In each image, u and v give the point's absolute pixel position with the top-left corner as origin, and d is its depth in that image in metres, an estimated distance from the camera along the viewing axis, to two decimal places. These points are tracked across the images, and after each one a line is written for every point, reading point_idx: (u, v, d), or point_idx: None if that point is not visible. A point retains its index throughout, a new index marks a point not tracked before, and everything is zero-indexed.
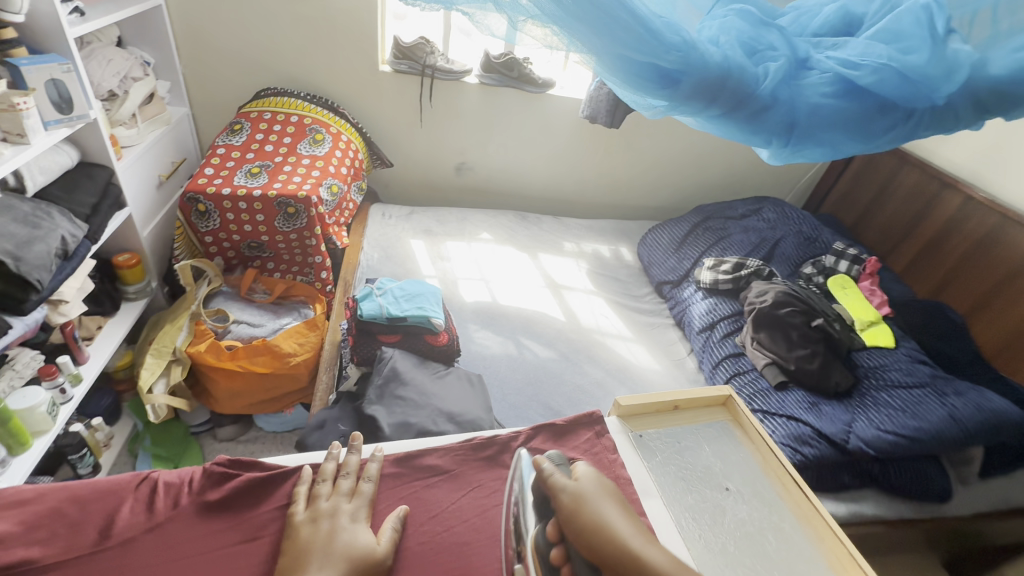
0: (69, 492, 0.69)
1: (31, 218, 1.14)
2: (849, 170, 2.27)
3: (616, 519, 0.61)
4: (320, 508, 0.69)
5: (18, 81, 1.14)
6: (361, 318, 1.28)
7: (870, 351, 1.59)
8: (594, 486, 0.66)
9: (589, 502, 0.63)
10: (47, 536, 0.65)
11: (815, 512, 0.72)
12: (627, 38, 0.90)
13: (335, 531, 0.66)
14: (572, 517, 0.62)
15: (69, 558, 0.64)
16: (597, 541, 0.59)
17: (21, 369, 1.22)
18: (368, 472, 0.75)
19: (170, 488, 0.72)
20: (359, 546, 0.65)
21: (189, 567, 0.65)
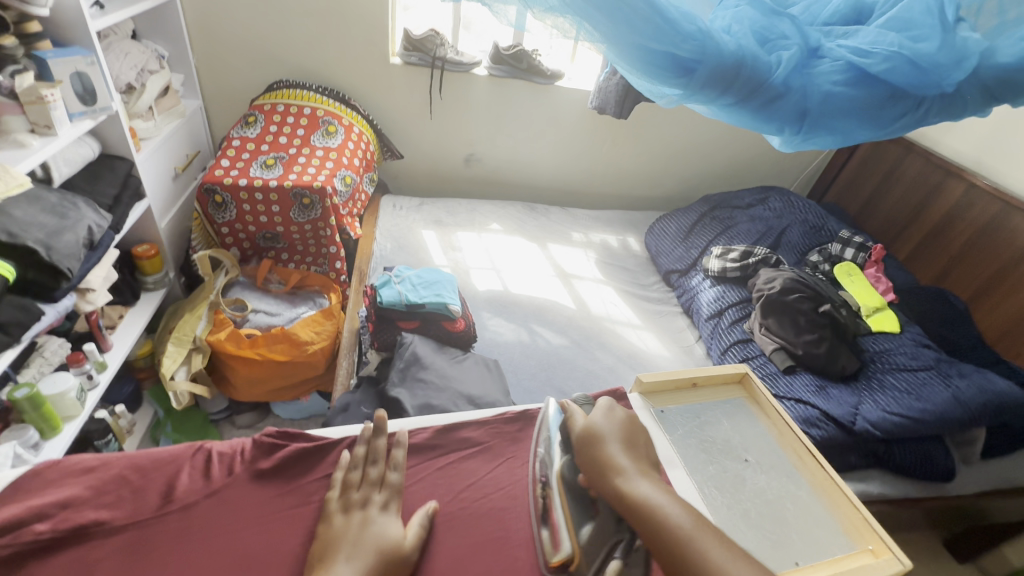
0: (131, 461, 0.73)
1: (59, 208, 1.16)
2: (853, 159, 2.30)
3: (619, 453, 0.70)
4: (351, 498, 0.70)
5: (44, 74, 1.16)
6: (381, 305, 1.32)
7: (875, 336, 1.62)
8: (611, 424, 0.74)
9: (598, 437, 0.72)
10: (114, 501, 0.68)
11: (831, 482, 0.76)
12: (643, 26, 0.92)
13: (367, 521, 0.67)
14: (580, 450, 0.72)
15: (134, 521, 0.66)
16: (599, 470, 0.68)
17: (50, 357, 1.25)
18: (396, 461, 0.75)
19: (224, 457, 0.75)
20: (388, 536, 0.66)
21: (247, 530, 0.68)
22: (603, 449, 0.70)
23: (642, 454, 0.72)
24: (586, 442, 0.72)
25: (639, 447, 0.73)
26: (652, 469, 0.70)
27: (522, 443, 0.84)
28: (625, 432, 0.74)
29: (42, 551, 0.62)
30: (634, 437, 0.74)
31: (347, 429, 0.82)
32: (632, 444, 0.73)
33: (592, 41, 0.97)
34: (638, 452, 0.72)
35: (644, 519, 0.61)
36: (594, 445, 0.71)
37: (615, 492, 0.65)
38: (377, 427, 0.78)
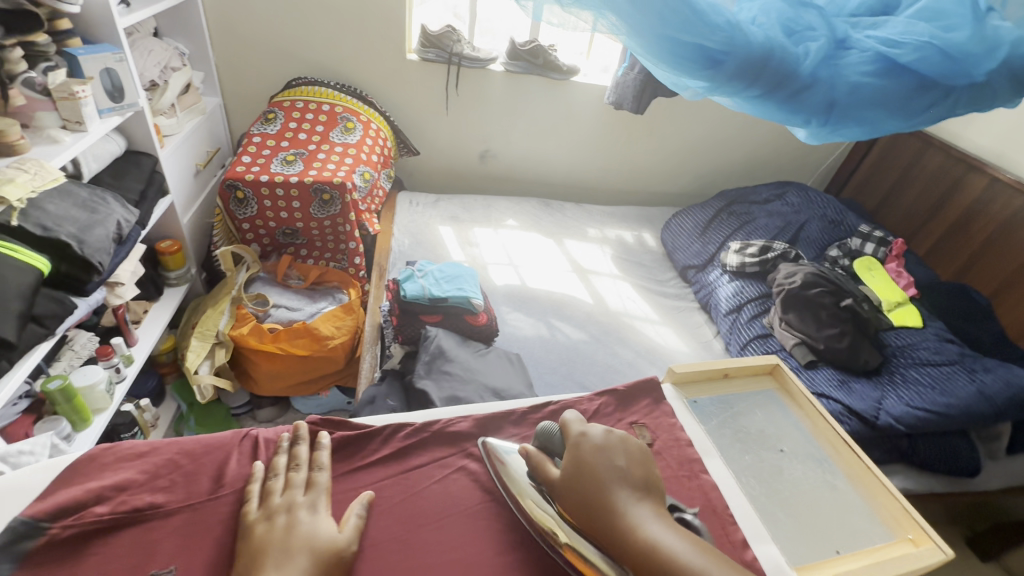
0: (182, 445, 0.67)
1: (89, 203, 1.17)
2: (871, 154, 2.28)
3: (618, 489, 0.61)
4: (274, 504, 0.61)
5: (75, 71, 1.18)
6: (404, 299, 1.33)
7: (897, 331, 1.61)
8: (600, 450, 0.65)
9: (589, 473, 0.63)
10: (168, 484, 0.63)
11: (868, 471, 0.79)
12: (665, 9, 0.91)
13: (294, 522, 0.59)
14: (569, 495, 0.63)
15: (188, 505, 0.62)
16: (597, 517, 0.60)
17: (79, 350, 1.27)
18: (318, 460, 0.68)
19: (269, 445, 0.70)
20: (320, 539, 0.58)
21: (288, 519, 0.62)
22: (597, 487, 0.61)
23: (643, 483, 0.63)
24: (573, 484, 0.63)
25: (638, 474, 0.63)
26: (658, 504, 0.62)
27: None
28: (618, 456, 0.65)
29: (102, 532, 0.58)
30: (632, 461, 0.65)
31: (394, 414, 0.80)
32: (630, 471, 0.63)
33: (609, 22, 0.95)
34: (640, 483, 0.63)
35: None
36: (588, 483, 0.62)
37: (622, 545, 0.57)
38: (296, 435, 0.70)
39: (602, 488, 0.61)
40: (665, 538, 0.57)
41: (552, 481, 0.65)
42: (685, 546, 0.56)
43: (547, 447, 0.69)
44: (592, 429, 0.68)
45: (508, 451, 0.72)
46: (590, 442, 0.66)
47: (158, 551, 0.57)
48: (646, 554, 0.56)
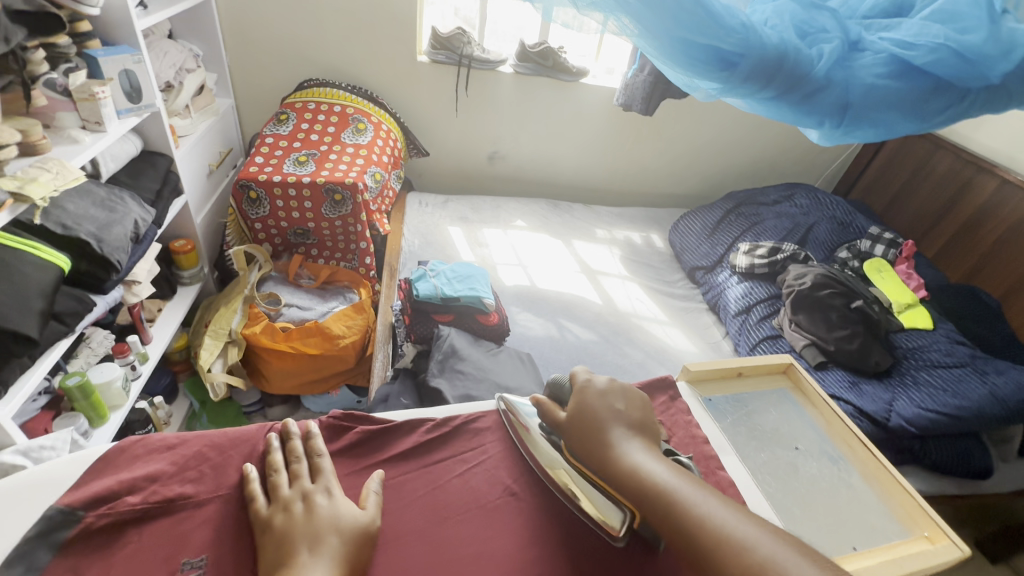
0: (209, 438, 0.68)
1: (108, 202, 1.19)
2: (879, 156, 2.28)
3: (610, 425, 0.67)
4: (281, 498, 0.61)
5: (95, 72, 1.20)
6: (417, 298, 1.34)
7: (907, 333, 1.61)
8: (601, 394, 0.70)
9: (585, 412, 0.68)
10: (197, 476, 0.64)
11: (883, 469, 0.79)
12: (679, 10, 0.92)
13: (313, 507, 0.60)
14: (571, 432, 0.68)
15: (215, 496, 0.63)
16: (595, 449, 0.65)
17: (96, 348, 1.28)
18: (317, 448, 0.68)
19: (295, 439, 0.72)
20: (345, 520, 0.60)
21: None
22: (596, 425, 0.67)
23: (637, 423, 0.68)
24: (575, 423, 0.68)
25: (634, 415, 0.69)
26: (651, 443, 0.66)
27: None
28: (617, 399, 0.70)
29: (131, 525, 0.59)
30: (629, 404, 0.70)
31: (413, 410, 0.81)
32: (627, 412, 0.69)
33: (621, 24, 0.96)
34: (635, 423, 0.68)
35: (647, 497, 0.59)
36: (587, 421, 0.68)
37: (615, 472, 0.62)
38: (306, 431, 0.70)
39: (596, 424, 0.67)
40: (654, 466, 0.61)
41: (558, 423, 0.71)
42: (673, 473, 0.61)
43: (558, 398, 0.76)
44: (598, 378, 0.73)
45: (528, 412, 0.77)
46: (592, 387, 0.71)
47: (188, 540, 0.58)
48: (636, 477, 0.60)
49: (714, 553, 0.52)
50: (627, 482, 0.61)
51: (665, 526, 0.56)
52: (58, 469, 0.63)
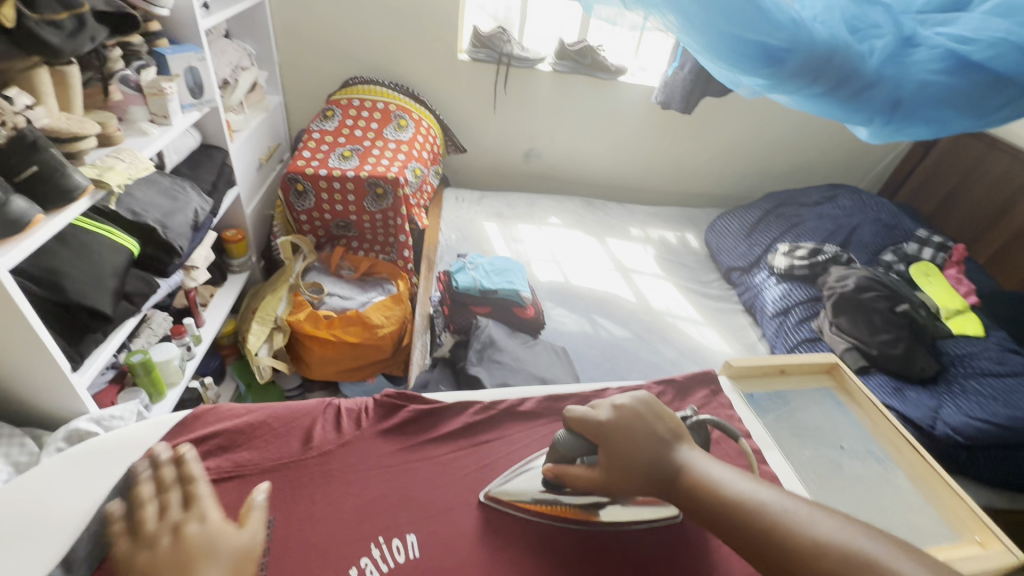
0: (274, 410, 0.77)
1: (172, 191, 1.26)
2: (929, 157, 2.20)
3: (659, 455, 0.65)
4: (148, 532, 0.54)
5: (162, 69, 1.28)
6: (456, 289, 1.38)
7: (956, 339, 1.55)
8: (622, 421, 0.67)
9: (624, 453, 0.65)
10: (263, 443, 0.72)
11: (930, 471, 0.79)
12: (728, 6, 0.92)
13: (184, 535, 0.53)
14: (620, 477, 0.65)
15: (278, 465, 0.70)
16: (658, 477, 0.64)
17: (155, 328, 1.36)
18: (189, 472, 0.59)
19: (351, 412, 0.78)
20: (222, 545, 0.53)
21: (374, 478, 0.71)
22: (643, 457, 0.65)
23: (673, 435, 0.67)
24: (617, 465, 0.65)
25: (664, 429, 0.67)
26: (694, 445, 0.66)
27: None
28: (642, 418, 0.67)
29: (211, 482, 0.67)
30: (652, 417, 0.68)
31: (459, 392, 0.84)
32: (656, 430, 0.67)
33: (664, 19, 0.97)
34: (673, 436, 0.67)
35: (730, 516, 0.59)
36: (630, 459, 0.65)
37: (692, 497, 0.62)
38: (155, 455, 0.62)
39: (645, 460, 0.65)
40: (722, 478, 0.62)
41: (591, 477, 0.67)
42: (739, 482, 0.61)
43: (569, 455, 0.69)
44: (599, 412, 0.69)
45: (515, 476, 0.73)
46: (607, 423, 0.67)
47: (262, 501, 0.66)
48: (716, 502, 0.60)
49: (811, 562, 0.52)
50: (712, 505, 0.60)
51: (756, 546, 0.56)
52: (146, 432, 0.74)
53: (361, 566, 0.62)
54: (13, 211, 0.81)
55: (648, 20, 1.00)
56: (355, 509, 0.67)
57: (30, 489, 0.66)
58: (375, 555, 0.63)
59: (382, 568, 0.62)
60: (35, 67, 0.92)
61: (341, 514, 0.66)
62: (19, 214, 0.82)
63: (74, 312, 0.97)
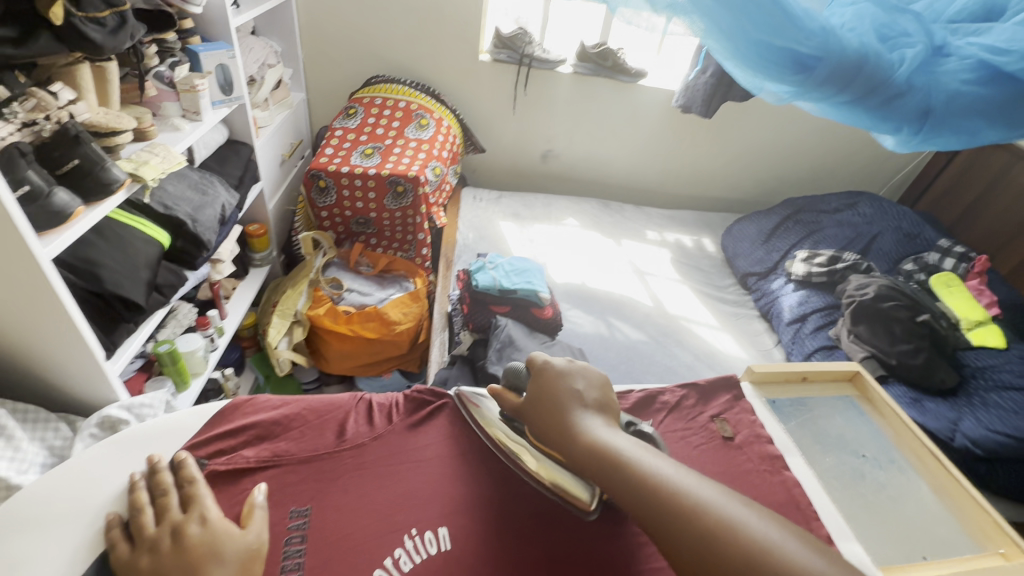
0: (307, 402, 0.79)
1: (200, 185, 1.29)
2: (952, 166, 2.17)
3: (570, 411, 0.66)
4: (146, 537, 0.56)
5: (194, 66, 1.30)
6: (476, 288, 1.39)
7: (977, 351, 1.55)
8: (559, 370, 0.71)
9: (547, 400, 0.68)
10: (299, 434, 0.74)
11: (954, 482, 0.79)
12: (757, 12, 0.92)
13: (184, 537, 0.55)
14: (532, 411, 0.69)
15: (313, 456, 0.72)
16: (559, 424, 0.66)
17: (181, 319, 1.38)
18: (188, 476, 0.62)
19: (383, 406, 0.81)
20: (227, 546, 0.55)
21: (406, 472, 0.72)
22: (558, 402, 0.68)
23: (599, 403, 0.68)
24: (535, 401, 0.70)
25: (592, 395, 0.69)
26: (613, 419, 0.67)
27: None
28: (573, 378, 0.70)
29: (247, 473, 0.69)
30: (586, 384, 0.70)
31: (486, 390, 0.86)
32: (585, 394, 0.69)
33: (690, 25, 0.97)
34: (594, 403, 0.67)
35: (611, 467, 0.60)
36: (545, 408, 0.68)
37: (583, 455, 0.62)
38: (152, 468, 0.64)
39: (556, 414, 0.67)
40: (621, 444, 0.62)
41: (517, 408, 0.72)
42: (634, 446, 0.62)
43: (515, 385, 0.75)
44: (552, 358, 0.74)
45: (483, 397, 0.80)
46: (552, 366, 0.72)
47: (297, 492, 0.68)
48: (599, 453, 0.61)
49: (670, 517, 0.53)
50: (596, 457, 0.61)
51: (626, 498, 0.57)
52: (188, 421, 0.75)
53: (395, 556, 0.63)
54: (56, 203, 0.84)
55: (671, 22, 1.00)
56: (388, 501, 0.68)
57: (74, 476, 0.66)
58: (408, 546, 0.64)
59: (415, 559, 0.63)
60: (77, 63, 0.94)
61: (374, 505, 0.68)
62: (62, 206, 0.85)
63: (107, 301, 0.99)
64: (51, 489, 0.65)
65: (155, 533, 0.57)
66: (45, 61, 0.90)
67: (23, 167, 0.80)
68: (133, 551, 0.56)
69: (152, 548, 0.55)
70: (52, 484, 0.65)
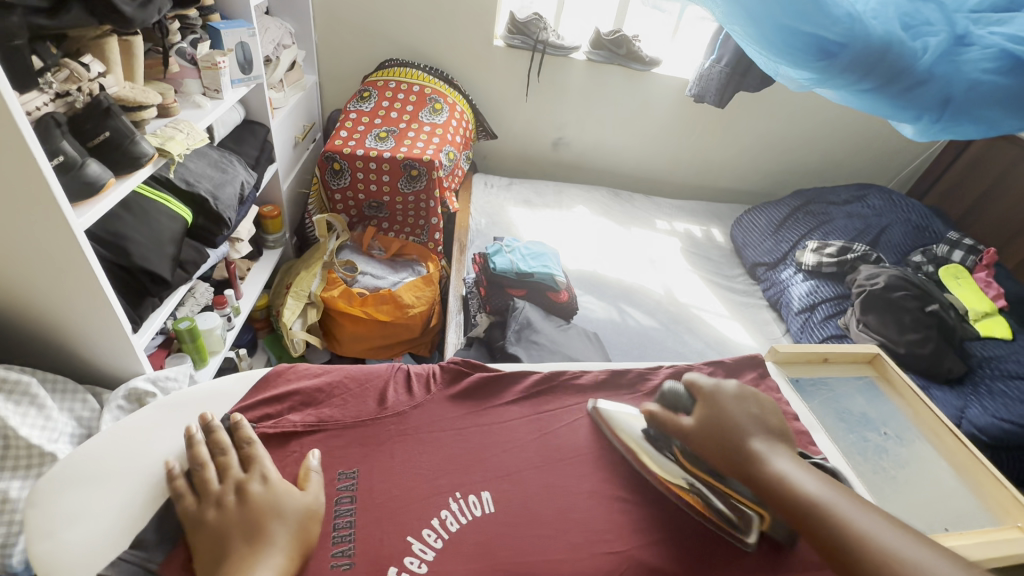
0: (349, 370, 0.84)
1: (221, 163, 1.29)
2: (961, 160, 2.19)
3: (752, 440, 0.68)
4: (212, 492, 0.63)
5: (215, 43, 1.30)
6: (494, 272, 1.41)
7: (984, 341, 1.58)
8: (734, 398, 0.72)
9: (723, 424, 0.70)
10: (342, 401, 0.80)
11: (976, 460, 0.86)
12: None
13: (247, 496, 0.62)
14: (703, 437, 0.69)
15: (357, 422, 0.77)
16: (741, 456, 0.67)
17: (199, 298, 1.37)
18: (245, 437, 0.69)
19: (421, 376, 0.86)
20: (287, 505, 0.62)
21: (446, 437, 0.78)
22: (739, 432, 0.69)
23: (778, 431, 0.70)
24: (709, 426, 0.70)
25: (771, 421, 0.71)
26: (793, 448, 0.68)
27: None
28: (751, 405, 0.72)
29: (293, 436, 0.74)
30: (764, 410, 0.72)
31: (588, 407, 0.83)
32: (764, 418, 0.71)
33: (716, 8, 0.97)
34: (775, 429, 0.70)
35: (811, 512, 0.60)
36: (720, 429, 0.69)
37: (770, 486, 0.63)
38: (205, 425, 0.70)
39: (737, 442, 0.68)
40: (812, 488, 0.62)
41: (683, 430, 0.72)
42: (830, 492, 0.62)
43: (675, 407, 0.76)
44: (722, 383, 0.75)
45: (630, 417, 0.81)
46: (723, 393, 0.73)
47: (343, 456, 0.73)
48: (791, 493, 0.62)
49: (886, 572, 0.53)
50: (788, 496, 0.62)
51: (829, 546, 0.58)
52: (232, 388, 0.80)
53: (441, 518, 0.68)
54: (87, 174, 0.84)
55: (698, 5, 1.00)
56: (430, 467, 0.74)
57: (132, 436, 0.72)
58: (453, 508, 0.70)
59: (460, 519, 0.69)
60: (105, 36, 0.92)
61: (416, 469, 0.73)
62: (93, 177, 0.85)
63: (134, 275, 1.00)
64: (110, 446, 0.71)
65: (220, 489, 0.63)
66: (73, 34, 0.88)
67: (58, 138, 0.80)
68: (197, 504, 0.62)
69: (218, 502, 0.61)
70: (110, 442, 0.71)
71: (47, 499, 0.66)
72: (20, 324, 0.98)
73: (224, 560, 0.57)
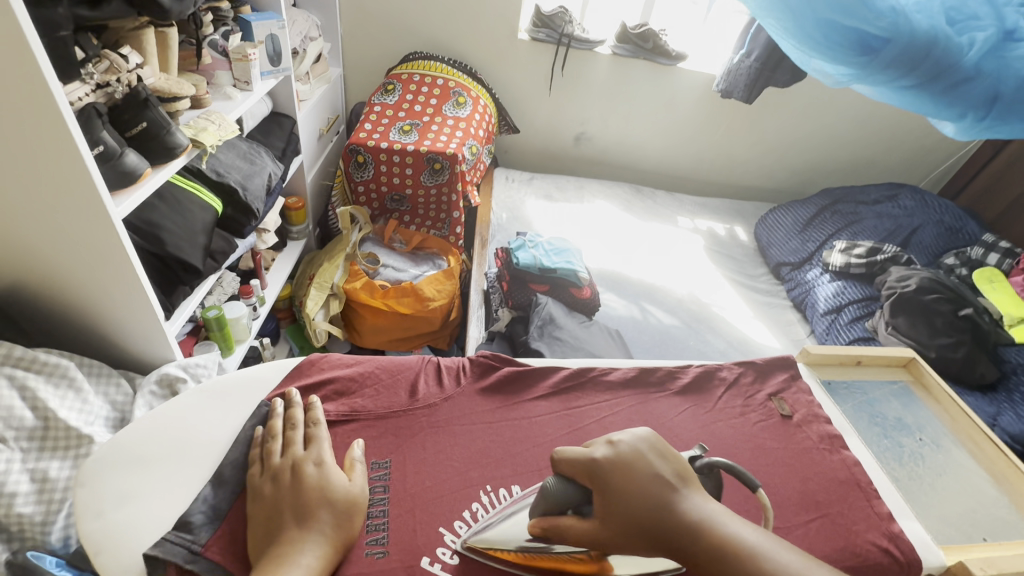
0: (381, 362, 0.85)
1: (249, 155, 1.30)
2: (998, 160, 2.10)
3: (666, 503, 0.57)
4: (276, 466, 0.67)
5: (245, 35, 1.31)
6: (517, 266, 1.41)
7: (1020, 347, 1.52)
8: (617, 464, 0.60)
9: (626, 501, 0.57)
10: (374, 392, 0.81)
11: (1016, 470, 0.86)
12: None
13: (301, 474, 0.65)
14: (616, 530, 0.57)
15: (390, 412, 0.78)
16: (667, 531, 0.56)
17: (225, 287, 1.41)
18: (313, 417, 0.73)
19: (451, 369, 0.87)
20: (336, 492, 0.64)
21: (476, 430, 0.79)
22: (649, 501, 0.57)
23: (682, 478, 0.60)
24: (615, 514, 0.57)
25: (670, 471, 0.59)
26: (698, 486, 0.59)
27: (704, 394, 0.88)
28: (643, 456, 0.61)
29: (331, 424, 0.76)
30: (656, 457, 0.61)
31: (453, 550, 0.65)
32: (663, 472, 0.59)
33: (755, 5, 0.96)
34: (682, 478, 0.59)
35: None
36: (627, 508, 0.57)
37: (710, 556, 0.54)
38: (286, 401, 0.76)
39: (652, 514, 0.56)
40: (756, 542, 0.54)
41: (590, 534, 0.58)
42: (774, 546, 0.54)
43: (563, 503, 0.62)
44: (595, 450, 0.62)
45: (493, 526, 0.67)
46: (604, 462, 0.60)
47: (378, 445, 0.75)
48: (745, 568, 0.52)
49: None
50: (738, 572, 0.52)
51: None
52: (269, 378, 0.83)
53: (473, 510, 0.70)
54: (126, 164, 0.86)
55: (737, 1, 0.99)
56: (465, 458, 0.75)
57: (173, 421, 0.74)
58: (484, 501, 0.71)
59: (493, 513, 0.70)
60: (143, 27, 0.93)
61: (450, 461, 0.74)
62: (130, 167, 0.87)
63: (168, 264, 1.02)
64: (154, 431, 0.73)
65: (280, 463, 0.67)
66: (113, 24, 0.89)
67: (98, 128, 0.82)
68: (261, 475, 0.67)
69: (274, 477, 0.66)
70: (153, 428, 0.74)
71: (94, 483, 0.68)
72: (59, 310, 1.01)
73: (277, 536, 0.60)
